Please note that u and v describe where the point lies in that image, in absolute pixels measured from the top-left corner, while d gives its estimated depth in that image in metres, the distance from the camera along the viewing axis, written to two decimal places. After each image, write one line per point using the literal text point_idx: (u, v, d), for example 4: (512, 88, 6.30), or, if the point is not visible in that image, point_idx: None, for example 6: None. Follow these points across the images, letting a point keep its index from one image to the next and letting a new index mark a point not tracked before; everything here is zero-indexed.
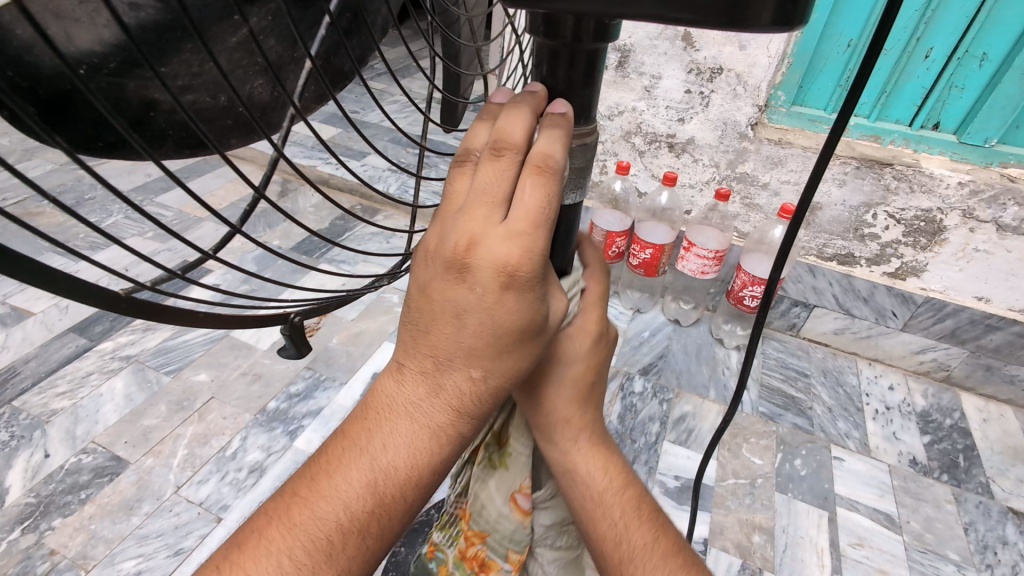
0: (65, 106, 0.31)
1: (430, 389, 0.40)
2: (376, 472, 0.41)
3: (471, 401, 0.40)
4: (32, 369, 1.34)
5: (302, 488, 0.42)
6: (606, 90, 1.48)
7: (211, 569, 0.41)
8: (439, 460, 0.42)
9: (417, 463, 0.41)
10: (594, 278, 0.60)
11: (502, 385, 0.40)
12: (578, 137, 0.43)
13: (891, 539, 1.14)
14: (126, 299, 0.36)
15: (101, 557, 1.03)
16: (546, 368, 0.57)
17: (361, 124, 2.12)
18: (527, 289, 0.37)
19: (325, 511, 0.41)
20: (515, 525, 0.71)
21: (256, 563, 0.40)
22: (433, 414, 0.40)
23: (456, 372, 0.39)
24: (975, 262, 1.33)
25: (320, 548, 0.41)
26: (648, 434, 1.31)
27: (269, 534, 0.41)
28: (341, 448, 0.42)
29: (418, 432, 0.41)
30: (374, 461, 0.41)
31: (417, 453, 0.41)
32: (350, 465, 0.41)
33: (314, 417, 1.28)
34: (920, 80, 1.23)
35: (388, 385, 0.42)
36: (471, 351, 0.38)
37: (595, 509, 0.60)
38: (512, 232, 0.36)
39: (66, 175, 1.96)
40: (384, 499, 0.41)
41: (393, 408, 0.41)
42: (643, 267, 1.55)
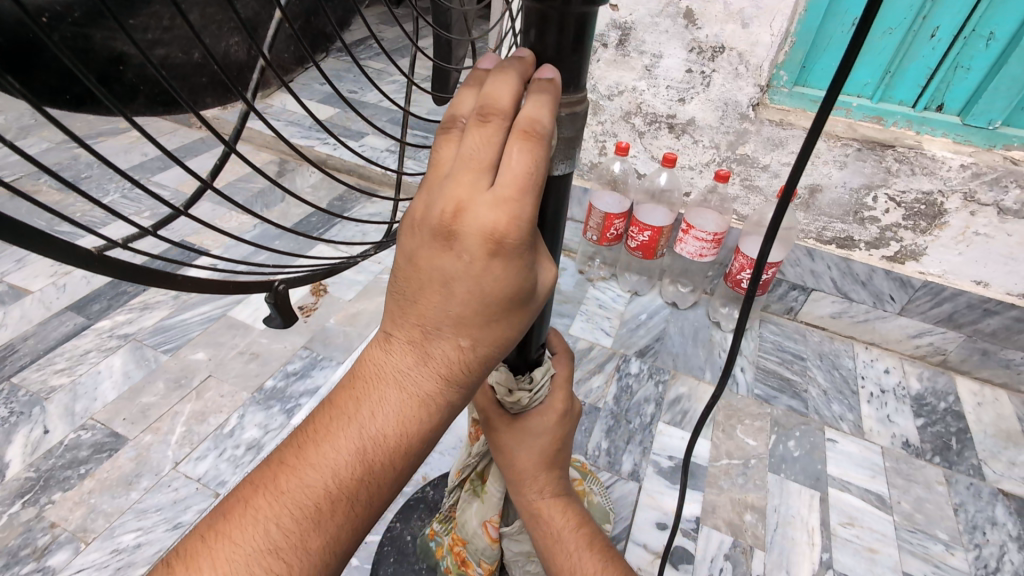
0: (28, 55, 0.27)
1: (418, 359, 0.40)
2: (365, 439, 0.41)
3: (459, 369, 0.41)
4: (30, 346, 1.35)
5: (290, 456, 0.42)
6: (606, 69, 1.46)
7: (196, 538, 0.41)
8: (428, 429, 0.42)
9: (405, 433, 0.41)
10: (560, 365, 0.75)
11: (490, 353, 0.41)
12: (567, 105, 0.42)
13: (882, 518, 1.15)
14: (100, 258, 0.32)
15: (100, 530, 1.04)
16: (518, 433, 0.70)
17: (359, 104, 2.09)
18: (514, 258, 0.37)
19: (314, 478, 0.41)
20: (485, 545, 0.85)
21: (243, 531, 0.40)
22: (421, 382, 0.41)
23: (444, 340, 0.40)
24: (975, 246, 1.32)
25: (309, 516, 0.41)
26: (643, 415, 1.32)
27: (255, 503, 0.41)
28: (329, 417, 0.42)
29: (407, 400, 0.41)
30: (362, 429, 0.41)
31: (406, 421, 0.41)
32: (338, 433, 0.41)
33: (311, 395, 1.28)
34: (925, 60, 1.21)
35: (376, 354, 0.42)
36: (459, 319, 0.39)
37: (555, 547, 0.72)
38: (500, 199, 0.36)
39: (62, 154, 1.95)
40: (372, 466, 0.41)
41: (381, 376, 0.41)
42: (641, 249, 1.55)
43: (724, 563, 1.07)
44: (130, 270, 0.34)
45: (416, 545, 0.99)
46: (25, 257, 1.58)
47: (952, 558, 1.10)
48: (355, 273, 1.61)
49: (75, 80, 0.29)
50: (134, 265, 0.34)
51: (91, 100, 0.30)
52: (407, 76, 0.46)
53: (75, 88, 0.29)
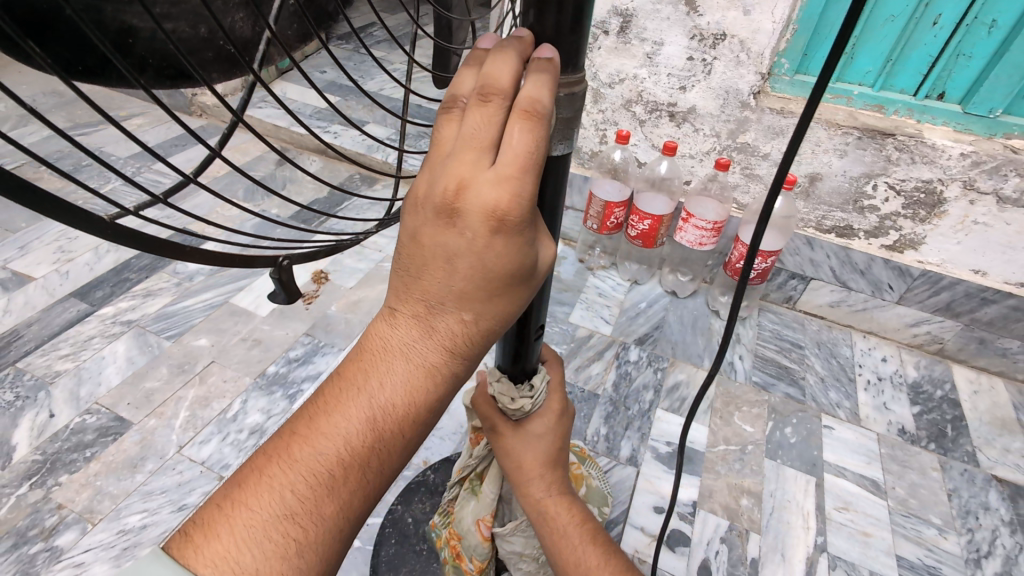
0: (40, 23, 0.27)
1: (423, 332, 0.42)
2: (374, 408, 0.42)
3: (463, 341, 0.42)
4: (35, 332, 1.36)
5: (301, 427, 0.43)
6: (607, 57, 1.46)
7: (212, 507, 0.42)
8: (434, 399, 0.44)
9: (413, 403, 0.43)
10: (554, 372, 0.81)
11: (493, 326, 0.43)
12: (566, 86, 0.43)
13: (876, 503, 1.17)
14: (111, 225, 0.33)
15: (107, 512, 1.06)
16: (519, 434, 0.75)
17: (360, 92, 2.09)
18: (515, 233, 0.38)
19: (326, 446, 0.42)
20: (476, 543, 0.85)
21: (258, 498, 0.41)
22: (426, 353, 0.42)
23: (448, 314, 0.41)
24: (973, 235, 1.32)
25: (322, 483, 0.42)
26: (641, 401, 1.33)
27: (270, 471, 0.42)
28: (338, 389, 0.44)
29: (414, 371, 0.42)
30: (372, 399, 0.43)
31: (413, 391, 0.43)
32: (348, 404, 0.43)
33: (313, 381, 1.30)
34: (927, 48, 1.21)
35: (382, 329, 0.44)
36: (464, 293, 0.40)
37: (561, 543, 0.71)
38: (501, 176, 0.37)
39: (63, 142, 1.95)
40: (382, 434, 0.42)
41: (388, 348, 0.43)
42: (641, 238, 1.55)
43: (719, 546, 1.08)
44: (139, 239, 0.34)
45: (417, 527, 1.00)
46: (28, 244, 1.59)
47: (944, 542, 1.12)
48: (356, 261, 1.62)
49: (87, 50, 0.29)
50: (144, 235, 0.34)
51: (102, 71, 0.31)
52: (408, 54, 0.46)
53: (86, 59, 0.29)
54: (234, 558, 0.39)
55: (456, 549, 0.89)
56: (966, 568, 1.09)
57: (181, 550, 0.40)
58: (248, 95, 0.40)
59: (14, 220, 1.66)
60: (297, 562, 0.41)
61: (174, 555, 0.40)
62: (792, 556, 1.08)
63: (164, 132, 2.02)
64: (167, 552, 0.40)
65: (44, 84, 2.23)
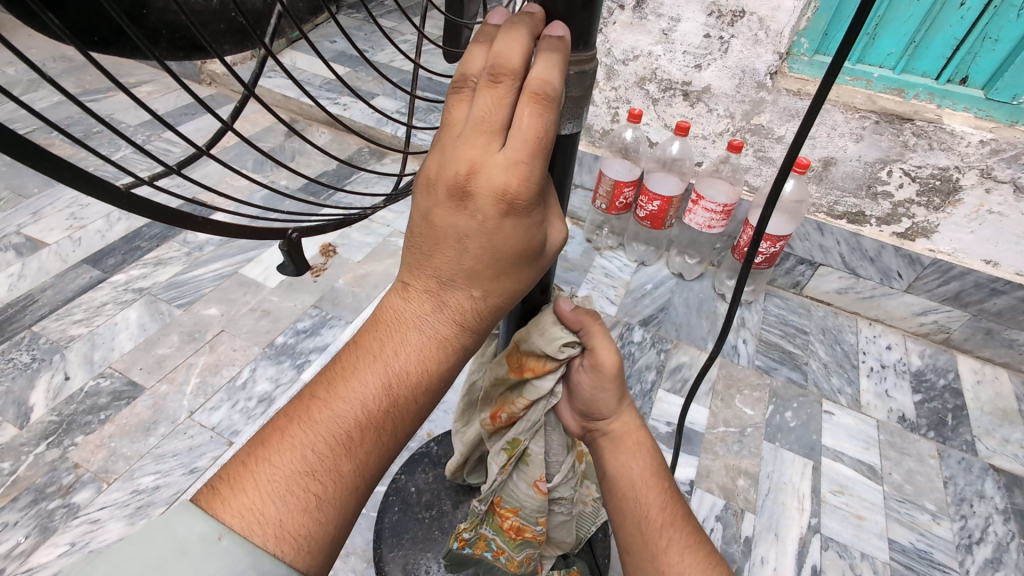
0: None
1: (436, 305, 0.44)
2: (389, 376, 0.44)
3: (472, 317, 0.44)
4: (49, 297, 1.38)
5: (320, 391, 0.45)
6: (622, 33, 1.43)
7: (236, 463, 0.44)
8: (446, 368, 0.46)
9: (427, 372, 0.45)
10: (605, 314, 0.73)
11: (502, 301, 0.44)
12: (576, 64, 0.43)
13: (871, 488, 1.19)
14: (128, 195, 0.34)
15: (121, 472, 1.09)
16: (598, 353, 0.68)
17: (370, 64, 2.06)
18: (525, 215, 0.39)
19: (344, 409, 0.44)
20: (538, 503, 0.78)
21: (281, 456, 0.43)
22: (439, 327, 0.44)
23: (458, 291, 0.43)
24: (987, 224, 1.31)
25: (341, 443, 0.44)
26: (643, 382, 1.35)
27: (291, 432, 0.44)
28: (355, 356, 0.45)
29: (427, 342, 0.44)
30: (387, 366, 0.44)
31: (426, 361, 0.45)
32: (364, 370, 0.45)
33: (320, 352, 1.32)
34: (954, 30, 1.18)
35: (396, 301, 0.45)
36: (474, 271, 0.42)
37: (643, 492, 0.68)
38: (510, 160, 0.37)
39: (73, 108, 1.95)
40: (397, 401, 0.44)
41: (401, 321, 0.45)
42: (650, 219, 1.55)
43: (714, 524, 1.11)
44: (153, 208, 0.35)
45: (419, 496, 1.03)
46: (41, 210, 1.61)
47: (937, 527, 1.14)
48: (364, 236, 1.62)
49: (101, 21, 0.29)
50: (158, 205, 0.35)
51: (117, 41, 0.31)
52: (416, 27, 0.45)
53: (100, 30, 0.30)
54: (260, 509, 0.41)
55: (514, 523, 0.81)
56: (957, 553, 1.11)
57: (208, 500, 0.42)
58: (259, 71, 0.40)
59: (27, 185, 1.68)
60: (319, 515, 0.43)
61: (203, 504, 0.42)
62: (785, 536, 1.10)
63: (173, 99, 2.01)
64: (195, 502, 0.42)
65: (52, 49, 2.22)
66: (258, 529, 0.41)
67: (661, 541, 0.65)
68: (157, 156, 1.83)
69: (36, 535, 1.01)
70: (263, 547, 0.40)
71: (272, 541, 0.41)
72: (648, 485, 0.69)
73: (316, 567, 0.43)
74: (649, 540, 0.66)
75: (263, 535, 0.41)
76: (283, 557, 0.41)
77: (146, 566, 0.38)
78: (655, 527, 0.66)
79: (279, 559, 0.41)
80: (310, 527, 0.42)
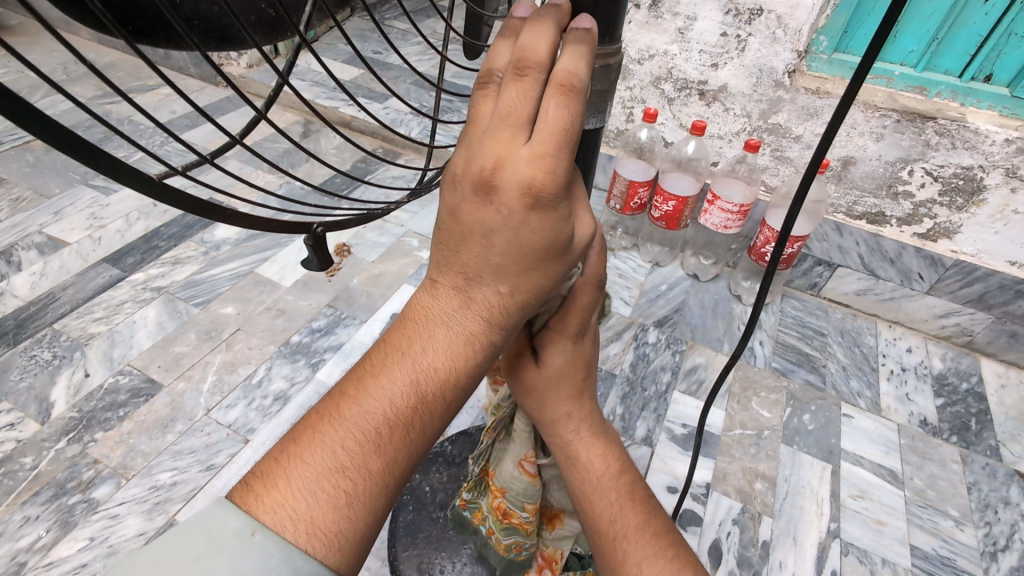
0: None
1: (464, 302, 0.44)
2: (418, 372, 0.44)
3: (499, 313, 0.44)
4: (70, 296, 1.40)
5: (350, 388, 0.45)
6: (638, 32, 1.43)
7: (269, 461, 0.44)
8: (474, 365, 0.46)
9: (455, 369, 0.45)
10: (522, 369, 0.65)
11: (528, 298, 0.44)
12: (601, 57, 0.42)
13: (892, 493, 1.16)
14: (160, 184, 0.33)
15: (140, 469, 1.11)
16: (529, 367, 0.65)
17: (384, 66, 2.09)
18: (551, 209, 0.39)
19: (372, 407, 0.44)
20: (525, 486, 0.78)
21: (311, 453, 0.43)
22: (467, 323, 0.44)
23: (485, 287, 0.43)
24: (1012, 225, 1.28)
25: (370, 440, 0.43)
26: (659, 383, 1.33)
27: (321, 429, 0.44)
28: (384, 354, 0.46)
29: (454, 338, 0.44)
30: (415, 363, 0.44)
31: (454, 357, 0.44)
32: (393, 368, 0.45)
33: (335, 351, 1.33)
34: (977, 28, 1.16)
35: (424, 298, 0.46)
36: (500, 266, 0.41)
37: (596, 499, 0.64)
38: (536, 154, 0.37)
39: (93, 110, 2.01)
40: (424, 397, 0.44)
41: (429, 319, 0.45)
42: (664, 219, 1.53)
43: (731, 527, 1.09)
44: (187, 200, 0.35)
45: (434, 496, 1.03)
46: (62, 210, 1.63)
47: (961, 534, 1.11)
48: (378, 236, 1.63)
49: (138, 8, 0.29)
50: (189, 195, 0.34)
51: (152, 32, 0.31)
52: (442, 19, 0.44)
53: (137, 20, 0.30)
54: (291, 506, 0.41)
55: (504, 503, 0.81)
56: (982, 560, 1.08)
57: (241, 496, 0.42)
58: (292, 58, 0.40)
59: (49, 186, 1.71)
60: (350, 513, 0.42)
61: (237, 500, 0.42)
62: (804, 540, 1.08)
63: (190, 101, 2.04)
64: (230, 498, 0.42)
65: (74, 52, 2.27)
66: (289, 525, 0.41)
67: (619, 555, 0.62)
68: (175, 156, 1.86)
69: (57, 529, 1.02)
70: (295, 543, 0.40)
71: (303, 538, 0.41)
72: (595, 499, 0.64)
73: (347, 566, 0.42)
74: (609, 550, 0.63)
75: (294, 531, 0.41)
76: (314, 554, 0.41)
77: (185, 564, 0.38)
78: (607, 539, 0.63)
79: (311, 556, 0.40)
80: (341, 525, 0.42)
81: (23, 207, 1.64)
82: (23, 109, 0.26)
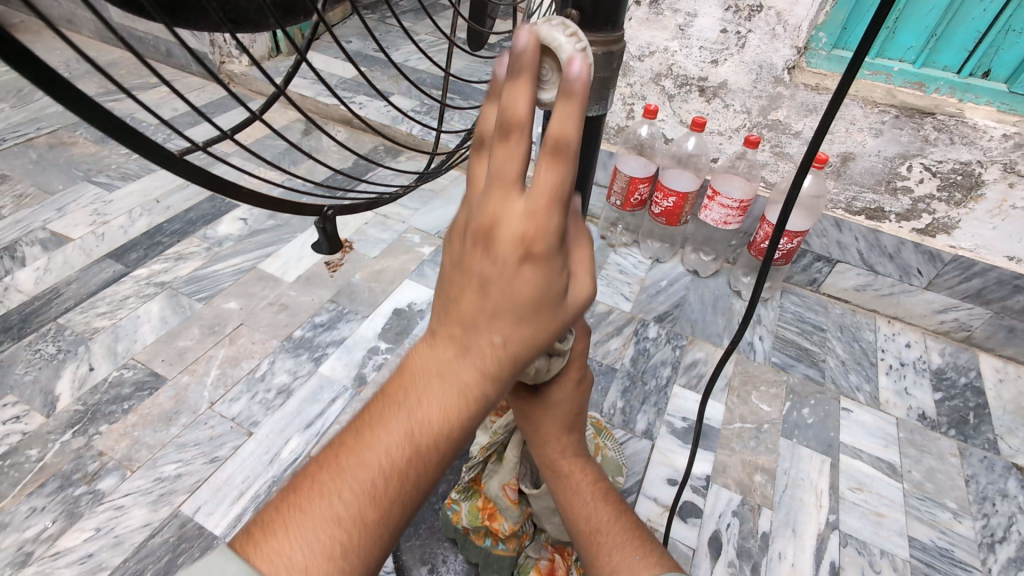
0: None
1: (460, 352, 0.43)
2: (413, 424, 0.44)
3: (496, 365, 0.43)
4: (74, 290, 1.41)
5: (348, 438, 0.46)
6: (638, 29, 1.43)
7: (270, 511, 0.45)
8: (471, 417, 0.45)
9: (450, 423, 0.44)
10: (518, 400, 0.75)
11: (523, 351, 0.43)
12: (604, 44, 0.43)
13: (891, 486, 1.17)
14: (183, 160, 0.33)
15: (144, 461, 1.11)
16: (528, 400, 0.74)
17: (386, 64, 2.10)
18: (545, 262, 0.40)
19: (368, 459, 0.44)
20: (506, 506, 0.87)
21: (310, 503, 0.44)
22: (463, 374, 0.43)
23: (481, 338, 0.43)
24: (1010, 220, 1.29)
25: (367, 492, 0.44)
26: (659, 377, 1.34)
27: (320, 479, 0.45)
28: (380, 404, 0.45)
29: (450, 390, 0.43)
30: (411, 415, 0.44)
31: (449, 411, 0.44)
32: (389, 418, 0.44)
33: (338, 346, 1.34)
34: (975, 24, 1.17)
35: (422, 351, 0.45)
36: (497, 317, 0.42)
37: (574, 503, 0.73)
38: (530, 210, 0.38)
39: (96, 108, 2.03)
40: (419, 449, 0.44)
41: (425, 370, 0.44)
42: (665, 215, 1.54)
43: (731, 519, 1.10)
44: (208, 177, 0.35)
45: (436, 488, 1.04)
46: (66, 206, 1.64)
47: (959, 525, 1.12)
48: (380, 232, 1.64)
49: None
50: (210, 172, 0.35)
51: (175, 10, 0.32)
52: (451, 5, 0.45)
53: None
54: (288, 554, 0.43)
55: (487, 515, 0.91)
56: (980, 552, 1.09)
57: (243, 545, 0.43)
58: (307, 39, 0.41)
59: (52, 182, 1.72)
60: (345, 564, 0.43)
61: (238, 550, 0.43)
62: (803, 531, 1.09)
63: (192, 99, 2.05)
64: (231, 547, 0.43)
65: (76, 50, 2.29)
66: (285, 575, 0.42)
67: (594, 549, 0.69)
68: None
69: (62, 520, 1.03)
70: None
71: None
72: (575, 500, 0.73)
73: None
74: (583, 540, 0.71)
75: None
76: None
77: None
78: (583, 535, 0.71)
79: None
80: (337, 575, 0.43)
81: (27, 203, 1.65)
82: (48, 74, 0.27)
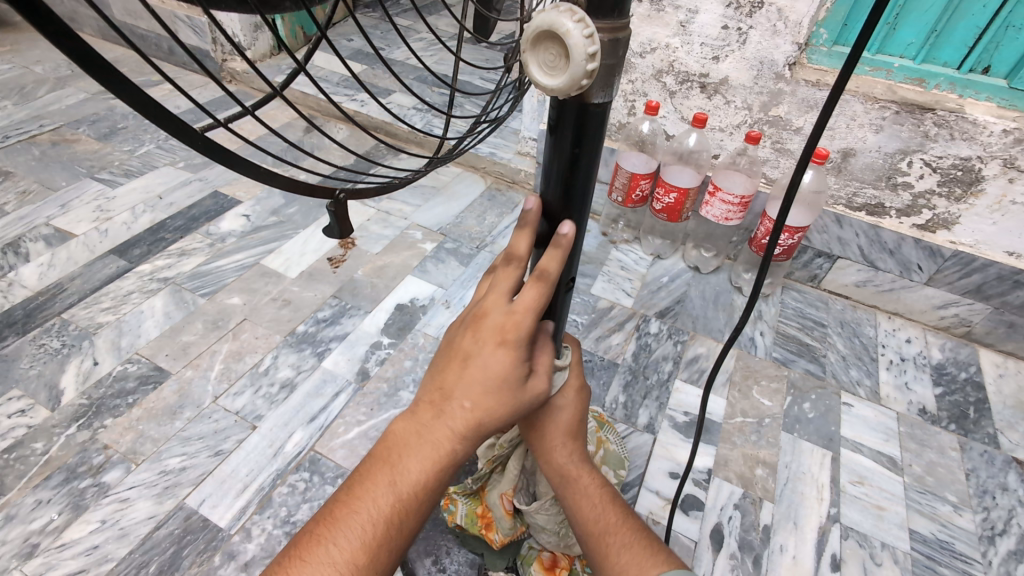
0: None
1: (438, 416, 0.56)
2: (402, 475, 0.57)
3: (465, 430, 0.54)
4: (78, 286, 1.42)
5: (351, 492, 0.59)
6: (639, 25, 1.44)
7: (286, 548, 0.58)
8: (443, 478, 0.57)
9: (427, 475, 0.56)
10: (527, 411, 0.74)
11: (487, 421, 0.54)
12: (610, 30, 0.42)
13: (891, 479, 1.18)
14: (203, 136, 0.34)
15: (149, 454, 1.12)
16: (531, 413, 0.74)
17: (387, 62, 2.11)
18: (510, 351, 0.54)
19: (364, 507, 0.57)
20: (501, 517, 0.90)
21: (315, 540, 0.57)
22: (439, 435, 0.56)
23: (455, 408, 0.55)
24: (1010, 216, 1.29)
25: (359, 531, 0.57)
26: (660, 372, 1.35)
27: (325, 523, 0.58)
28: (381, 461, 0.59)
29: (431, 449, 0.56)
30: (401, 467, 0.57)
31: (428, 465, 0.56)
32: (384, 471, 0.58)
33: (341, 341, 1.34)
34: (975, 20, 1.17)
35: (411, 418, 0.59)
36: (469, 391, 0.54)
37: (585, 507, 0.74)
38: (508, 313, 0.54)
39: (99, 105, 2.03)
40: (403, 497, 0.57)
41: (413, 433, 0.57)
42: (666, 211, 1.55)
43: (733, 512, 1.11)
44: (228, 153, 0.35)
45: None
46: (69, 202, 1.65)
47: (959, 518, 1.13)
48: (382, 228, 1.65)
49: None
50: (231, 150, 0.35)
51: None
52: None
53: None
54: None
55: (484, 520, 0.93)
56: (980, 544, 1.10)
57: None
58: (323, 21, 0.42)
59: (55, 179, 1.73)
60: None
61: None
62: (804, 524, 1.10)
63: (194, 97, 2.06)
64: None
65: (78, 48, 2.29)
66: None
67: (604, 550, 0.71)
68: (179, 151, 1.88)
69: (68, 512, 1.04)
70: None
71: None
72: (587, 505, 0.74)
73: None
74: (597, 546, 0.72)
75: None
76: None
77: None
78: (597, 539, 0.72)
79: None
80: None
81: (30, 199, 1.65)
82: (77, 48, 0.27)
